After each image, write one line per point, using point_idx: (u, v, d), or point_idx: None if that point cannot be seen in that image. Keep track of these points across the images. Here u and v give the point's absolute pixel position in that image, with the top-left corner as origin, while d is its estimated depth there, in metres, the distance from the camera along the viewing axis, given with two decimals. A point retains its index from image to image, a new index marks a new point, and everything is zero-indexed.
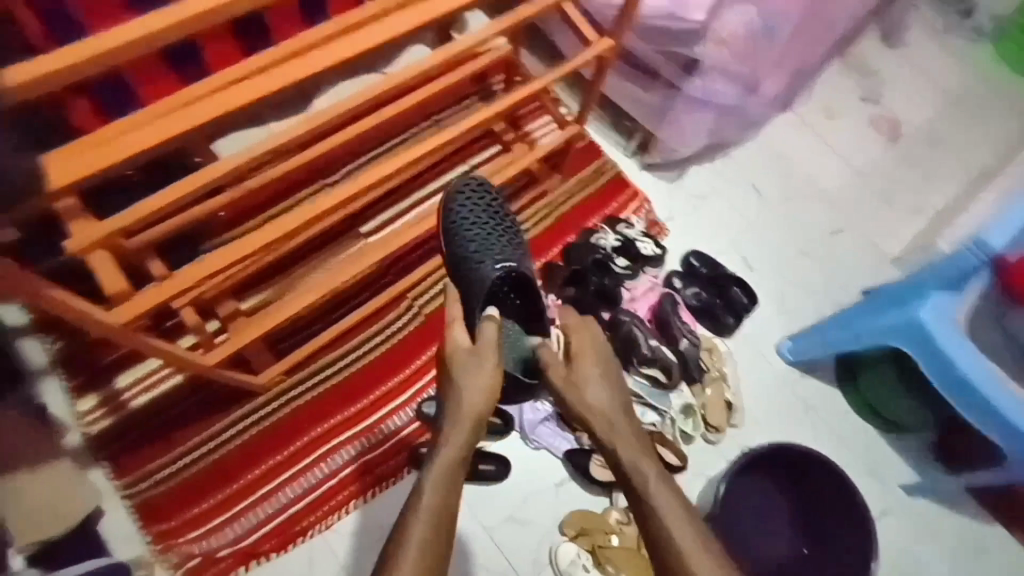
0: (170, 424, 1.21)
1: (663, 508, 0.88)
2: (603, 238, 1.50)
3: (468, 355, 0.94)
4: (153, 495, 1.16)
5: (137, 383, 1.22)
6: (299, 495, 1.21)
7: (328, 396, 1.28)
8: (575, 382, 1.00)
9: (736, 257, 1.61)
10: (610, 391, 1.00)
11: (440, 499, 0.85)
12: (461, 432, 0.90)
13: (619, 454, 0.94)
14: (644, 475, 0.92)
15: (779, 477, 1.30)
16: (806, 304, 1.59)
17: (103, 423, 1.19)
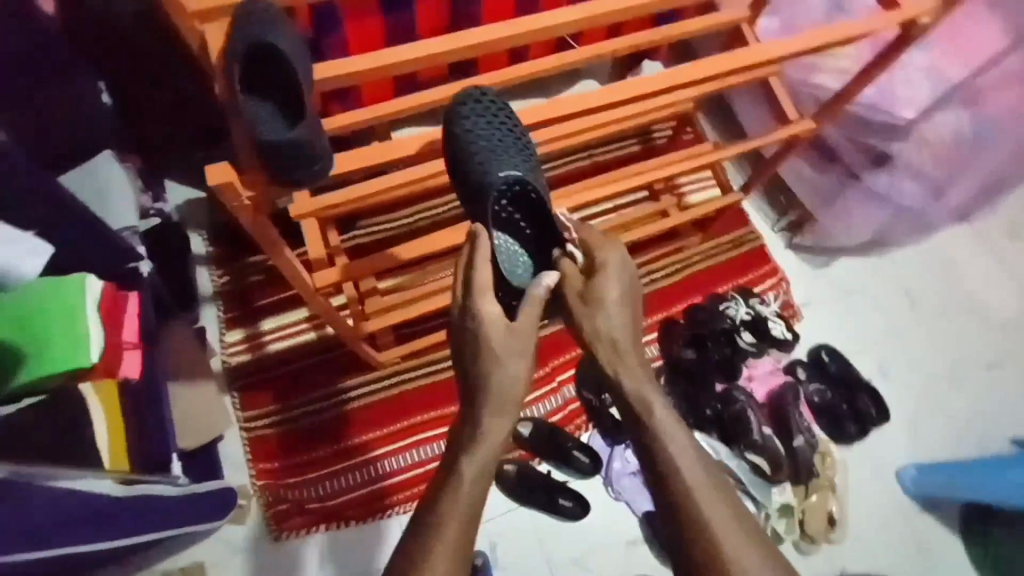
0: (294, 374, 1.32)
1: (689, 473, 0.76)
2: (733, 309, 1.44)
3: (477, 316, 0.77)
4: (268, 434, 1.27)
5: (277, 330, 1.33)
6: (388, 473, 1.28)
7: (434, 389, 1.34)
8: (592, 304, 0.81)
9: (871, 364, 1.50)
10: (631, 319, 0.82)
11: (464, 526, 0.72)
12: (486, 436, 0.76)
13: (639, 402, 0.79)
14: (668, 428, 0.78)
15: None
16: (941, 435, 1.45)
17: (242, 357, 1.31)
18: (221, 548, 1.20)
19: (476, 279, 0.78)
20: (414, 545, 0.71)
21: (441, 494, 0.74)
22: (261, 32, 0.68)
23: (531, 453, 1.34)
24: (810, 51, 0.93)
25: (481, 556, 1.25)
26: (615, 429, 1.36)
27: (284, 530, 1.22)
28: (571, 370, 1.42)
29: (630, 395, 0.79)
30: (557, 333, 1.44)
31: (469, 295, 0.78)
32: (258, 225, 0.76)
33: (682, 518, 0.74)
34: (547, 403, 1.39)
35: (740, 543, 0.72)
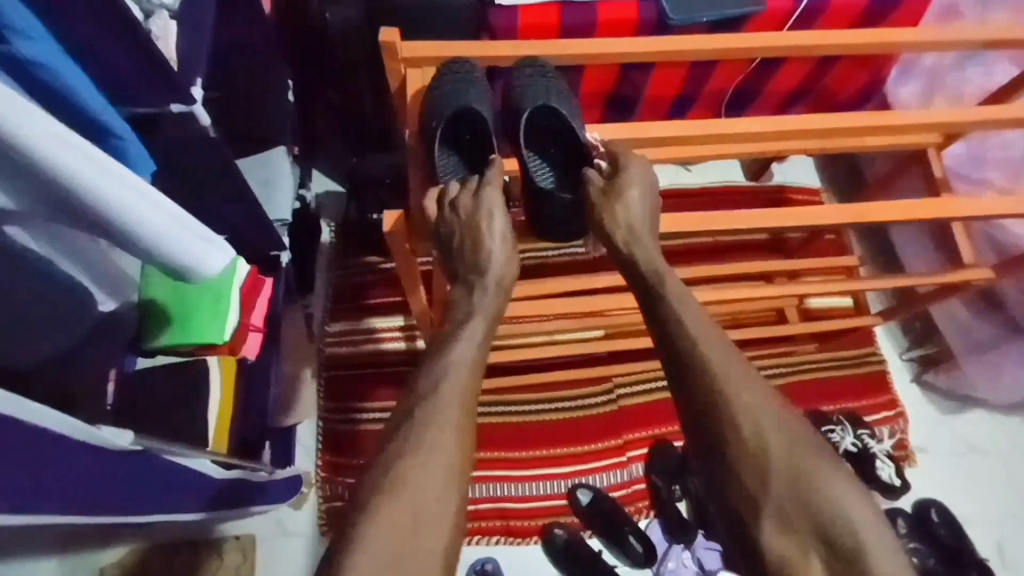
0: (377, 376, 1.36)
1: (696, 330, 0.71)
2: (838, 434, 1.32)
3: (488, 205, 0.77)
4: (341, 428, 1.32)
5: (373, 331, 1.38)
6: None
7: (505, 430, 1.34)
8: (609, 199, 0.79)
9: (988, 539, 1.31)
10: (643, 196, 0.79)
11: (451, 410, 0.66)
12: (486, 313, 0.74)
13: (651, 272, 0.75)
14: (678, 297, 0.73)
15: None
16: None
17: (336, 349, 1.37)
18: (273, 526, 1.26)
19: (488, 181, 0.79)
20: (398, 414, 0.67)
21: (425, 367, 0.69)
22: (452, 94, 0.81)
23: (585, 524, 1.29)
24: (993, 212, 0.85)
25: (491, 560, 1.25)
26: (679, 528, 1.28)
27: (331, 527, 1.26)
28: (645, 448, 1.36)
29: (643, 267, 0.76)
30: (638, 406, 1.39)
31: (485, 191, 0.78)
32: (408, 262, 0.88)
33: (689, 379, 0.70)
34: (611, 475, 1.33)
35: (745, 394, 0.68)
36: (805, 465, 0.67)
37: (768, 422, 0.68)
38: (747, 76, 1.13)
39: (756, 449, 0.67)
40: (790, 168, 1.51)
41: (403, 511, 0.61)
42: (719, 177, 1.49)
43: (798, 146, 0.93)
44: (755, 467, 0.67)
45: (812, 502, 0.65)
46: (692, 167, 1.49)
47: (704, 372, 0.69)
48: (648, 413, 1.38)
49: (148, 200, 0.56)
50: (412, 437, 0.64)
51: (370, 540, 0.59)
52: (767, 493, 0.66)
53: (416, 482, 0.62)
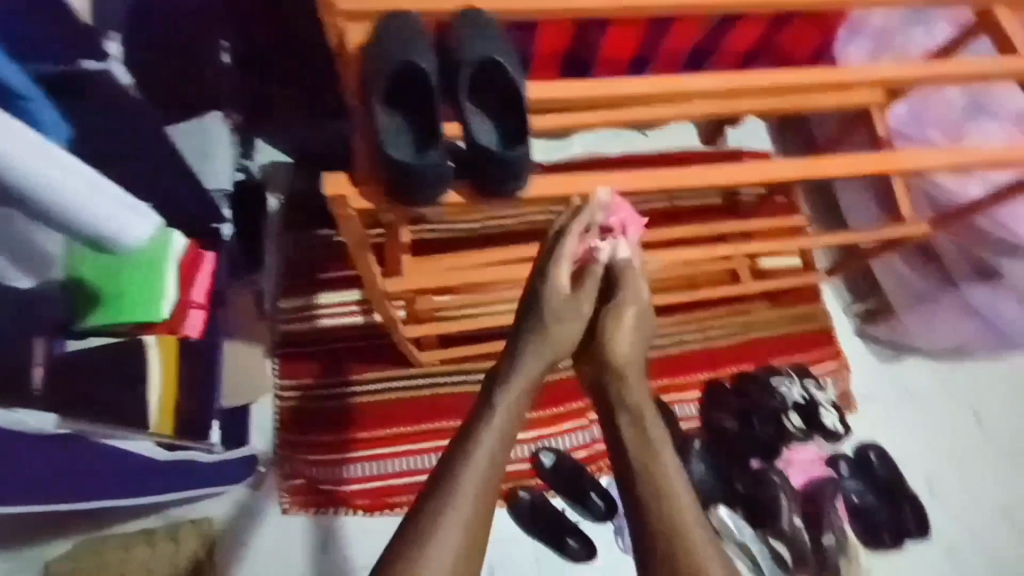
0: (336, 352, 1.34)
1: (660, 456, 0.78)
2: (785, 388, 1.37)
3: (553, 290, 0.88)
4: (298, 406, 1.31)
5: (331, 306, 1.35)
6: (405, 471, 1.28)
7: (467, 397, 1.34)
8: (607, 320, 0.89)
9: (919, 476, 1.41)
10: (636, 319, 0.89)
11: (474, 493, 0.71)
12: (519, 399, 0.81)
13: (628, 401, 0.84)
14: (636, 407, 0.83)
15: None
16: (976, 565, 1.36)
17: (292, 325, 1.34)
18: (233, 507, 1.24)
19: (561, 255, 0.88)
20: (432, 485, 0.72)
21: (450, 461, 0.74)
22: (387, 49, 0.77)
23: (547, 484, 1.31)
24: (937, 156, 0.87)
25: None
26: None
27: (296, 505, 1.25)
28: None
29: (614, 386, 0.86)
30: None
31: (561, 266, 0.88)
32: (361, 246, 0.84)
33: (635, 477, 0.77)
34: (574, 436, 1.36)
35: (685, 515, 0.73)
36: None
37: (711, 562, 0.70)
38: (701, 34, 1.12)
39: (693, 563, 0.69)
40: (743, 131, 1.53)
41: None
42: (675, 142, 1.50)
43: (752, 103, 0.93)
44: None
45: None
46: (648, 132, 1.49)
47: (659, 490, 0.75)
48: None
49: (47, 157, 0.50)
50: (439, 533, 0.68)
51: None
52: None
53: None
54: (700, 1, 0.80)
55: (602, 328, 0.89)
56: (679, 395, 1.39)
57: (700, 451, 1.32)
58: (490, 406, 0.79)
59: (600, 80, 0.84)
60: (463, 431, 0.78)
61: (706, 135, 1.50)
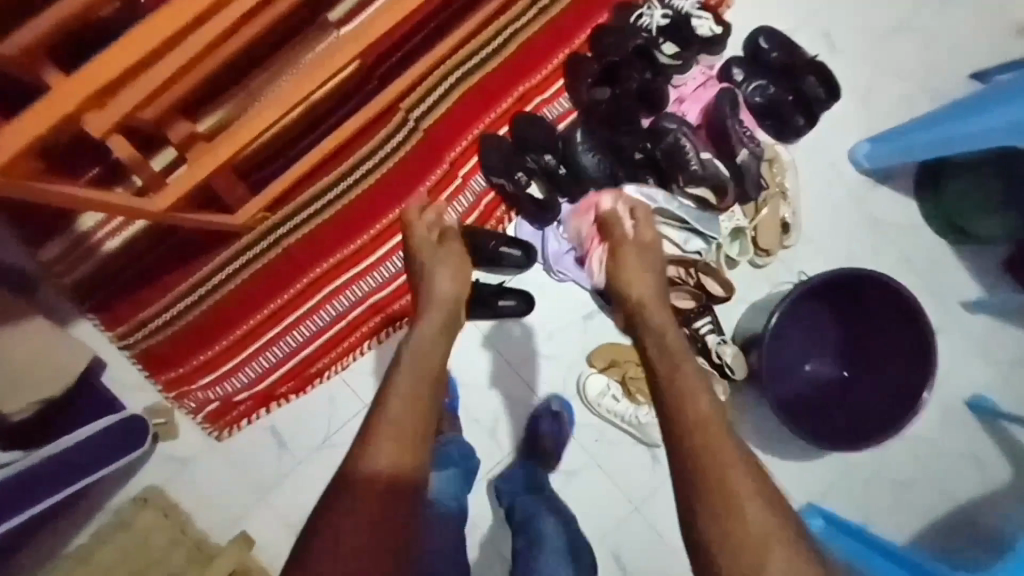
0: (152, 269, 1.13)
1: (646, 299, 0.89)
2: (647, 17, 1.15)
3: (620, 241, 0.96)
4: (152, 345, 1.13)
5: (103, 225, 1.11)
6: (309, 337, 1.15)
7: (323, 232, 1.15)
8: (623, 251, 0.94)
9: (816, 36, 1.25)
10: (641, 280, 0.90)
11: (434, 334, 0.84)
12: (444, 302, 0.89)
13: (637, 300, 0.89)
14: (638, 265, 0.93)
15: (835, 307, 1.13)
16: (893, 96, 1.26)
17: (78, 269, 1.12)
18: (165, 465, 1.13)
19: (641, 215, 0.98)
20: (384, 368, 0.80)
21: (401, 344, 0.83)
22: None
23: None
24: None
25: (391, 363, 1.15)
26: (539, 209, 1.16)
27: (223, 428, 1.13)
28: (474, 159, 1.19)
29: (625, 275, 0.92)
30: (439, 122, 1.18)
31: (636, 209, 0.99)
32: None
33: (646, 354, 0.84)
34: (455, 206, 1.18)
35: (700, 404, 0.73)
36: (738, 484, 0.68)
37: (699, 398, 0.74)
38: None
39: (697, 433, 0.71)
40: None
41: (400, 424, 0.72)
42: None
43: None
44: (675, 398, 0.75)
45: (719, 449, 0.70)
46: None
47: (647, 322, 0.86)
48: (455, 120, 1.19)
49: None
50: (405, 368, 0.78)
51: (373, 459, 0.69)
52: (697, 473, 0.69)
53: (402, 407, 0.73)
54: None
55: (622, 266, 0.93)
56: (542, 97, 1.20)
57: (586, 141, 1.13)
58: (427, 310, 0.87)
59: None
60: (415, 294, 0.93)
61: None
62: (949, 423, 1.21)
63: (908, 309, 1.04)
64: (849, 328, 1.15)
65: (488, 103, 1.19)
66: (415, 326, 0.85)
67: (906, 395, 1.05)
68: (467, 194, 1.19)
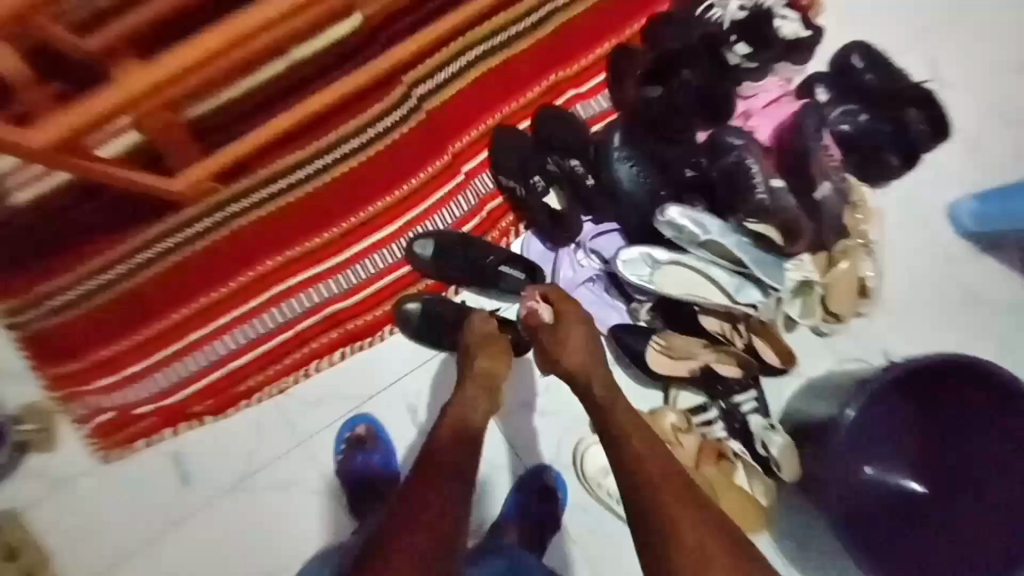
0: (64, 233, 0.90)
1: (596, 377, 0.71)
2: (719, 8, 0.93)
3: (552, 338, 0.74)
4: (45, 328, 0.88)
5: (15, 172, 0.90)
6: (242, 346, 0.90)
7: (283, 217, 0.92)
8: (556, 341, 0.73)
9: (920, 63, 1.02)
10: (587, 365, 0.72)
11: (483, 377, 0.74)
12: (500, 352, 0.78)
13: (585, 374, 0.71)
14: (573, 344, 0.73)
15: (923, 397, 0.82)
16: (1012, 146, 1.02)
17: None
18: (33, 484, 0.87)
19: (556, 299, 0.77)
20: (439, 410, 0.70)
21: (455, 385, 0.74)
22: None
23: (444, 280, 0.94)
24: None
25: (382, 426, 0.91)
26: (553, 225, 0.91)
27: (113, 447, 0.87)
28: (484, 153, 0.96)
29: (564, 361, 0.73)
30: (447, 103, 0.95)
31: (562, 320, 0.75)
32: None
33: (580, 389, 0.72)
34: (452, 208, 0.95)
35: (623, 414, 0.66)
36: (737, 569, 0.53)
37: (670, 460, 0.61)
38: None
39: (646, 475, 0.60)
40: None
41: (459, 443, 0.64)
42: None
43: None
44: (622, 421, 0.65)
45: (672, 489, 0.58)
46: None
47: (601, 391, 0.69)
48: (468, 104, 0.96)
49: None
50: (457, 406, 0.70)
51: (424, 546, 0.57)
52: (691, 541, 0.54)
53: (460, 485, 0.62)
54: None
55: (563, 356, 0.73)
56: (577, 91, 0.98)
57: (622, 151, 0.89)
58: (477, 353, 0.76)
59: None
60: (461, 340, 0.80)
61: None
62: None
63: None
64: (937, 427, 0.83)
65: (510, 89, 0.97)
66: (480, 356, 0.76)
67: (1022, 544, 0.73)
68: (469, 195, 0.96)
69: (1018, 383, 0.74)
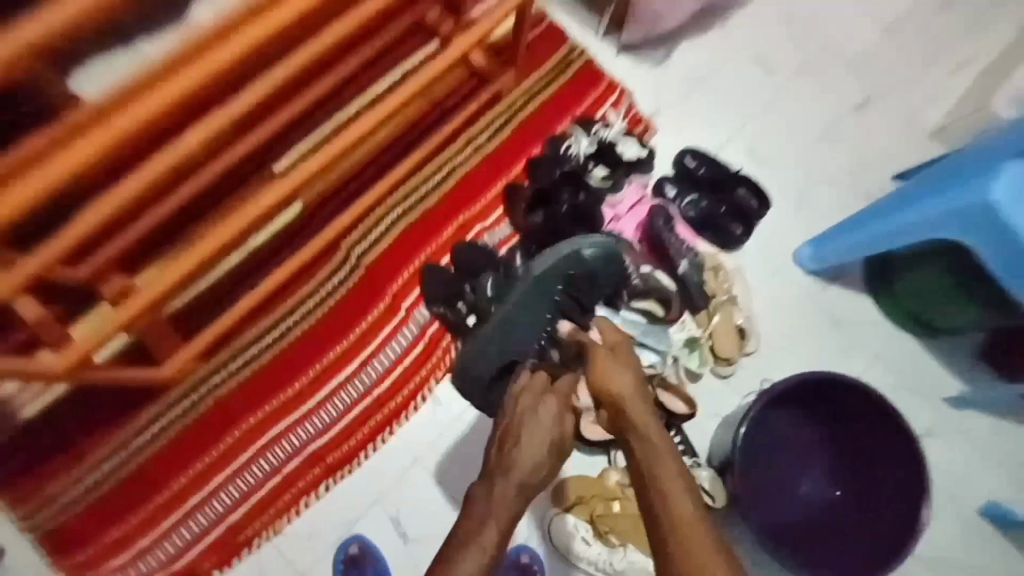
0: (69, 432, 1.03)
1: (636, 410, 0.78)
2: (574, 146, 1.20)
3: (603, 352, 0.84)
4: (60, 524, 0.99)
5: (20, 392, 1.02)
6: (237, 500, 1.04)
7: (255, 379, 1.09)
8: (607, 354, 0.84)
9: (740, 151, 1.31)
10: (620, 380, 0.80)
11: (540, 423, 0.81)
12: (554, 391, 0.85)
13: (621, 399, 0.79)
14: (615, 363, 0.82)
15: (822, 423, 1.05)
16: (829, 200, 1.30)
17: None
18: None
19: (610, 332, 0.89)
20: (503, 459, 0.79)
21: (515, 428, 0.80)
22: None
23: (409, 399, 1.11)
24: None
25: (357, 541, 1.04)
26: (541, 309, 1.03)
27: None
28: (417, 289, 1.16)
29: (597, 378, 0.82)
30: (382, 256, 1.17)
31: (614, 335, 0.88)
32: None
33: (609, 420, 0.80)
34: (398, 340, 1.14)
35: (659, 446, 0.74)
36: None
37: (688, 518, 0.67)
38: None
39: (661, 497, 0.69)
40: None
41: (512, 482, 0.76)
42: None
43: None
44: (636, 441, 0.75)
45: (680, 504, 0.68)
46: None
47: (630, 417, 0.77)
48: (397, 253, 1.18)
49: None
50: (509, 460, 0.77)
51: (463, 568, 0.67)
52: None
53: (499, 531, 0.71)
54: None
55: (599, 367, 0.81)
56: (482, 224, 1.22)
57: (613, 250, 1.04)
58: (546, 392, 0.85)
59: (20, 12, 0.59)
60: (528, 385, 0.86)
61: None
62: (968, 539, 1.11)
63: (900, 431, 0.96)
64: (837, 448, 1.06)
65: (430, 232, 1.20)
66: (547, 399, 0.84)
67: (912, 502, 0.94)
68: (411, 326, 1.15)
69: (872, 392, 0.96)
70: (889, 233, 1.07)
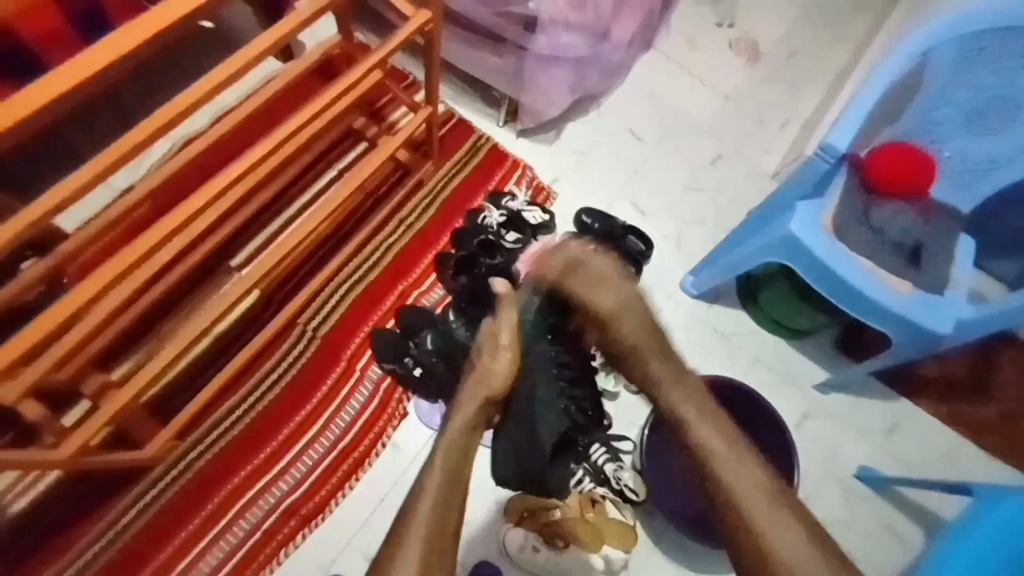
0: (64, 517, 1.15)
1: (675, 403, 0.89)
2: (489, 216, 1.46)
3: (638, 358, 0.94)
4: None
5: (16, 486, 1.15)
6: (222, 560, 1.17)
7: (230, 448, 1.23)
8: (635, 354, 0.94)
9: (626, 206, 1.61)
10: (659, 376, 0.92)
11: (495, 385, 0.94)
12: (512, 356, 0.96)
13: (666, 400, 0.90)
14: (654, 367, 0.92)
15: None
16: (702, 237, 1.60)
17: None
18: None
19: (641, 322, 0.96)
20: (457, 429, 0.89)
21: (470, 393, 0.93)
22: None
23: (368, 451, 1.27)
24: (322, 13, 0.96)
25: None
26: (533, 333, 1.05)
27: None
28: (369, 351, 1.35)
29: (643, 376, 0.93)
30: (335, 327, 1.36)
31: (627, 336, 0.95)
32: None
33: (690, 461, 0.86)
34: (357, 397, 1.31)
35: (703, 431, 0.86)
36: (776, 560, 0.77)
37: (741, 488, 0.81)
38: None
39: (716, 476, 0.83)
40: (306, 43, 1.58)
41: (442, 472, 0.84)
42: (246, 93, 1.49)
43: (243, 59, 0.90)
44: (684, 423, 0.88)
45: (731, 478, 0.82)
46: (228, 90, 1.51)
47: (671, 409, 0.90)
48: (348, 321, 1.37)
49: None
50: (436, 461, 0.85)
51: (403, 566, 0.76)
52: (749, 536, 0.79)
53: (434, 509, 0.81)
54: (110, 49, 0.75)
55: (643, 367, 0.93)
56: (419, 289, 1.43)
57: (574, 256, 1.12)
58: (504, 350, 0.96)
59: (51, 191, 0.81)
60: (492, 347, 0.96)
61: (273, 71, 1.52)
62: (846, 499, 1.37)
63: (766, 415, 1.28)
64: None
65: (375, 301, 1.40)
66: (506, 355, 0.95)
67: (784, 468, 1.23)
68: (366, 384, 1.32)
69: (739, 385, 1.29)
70: (742, 261, 1.33)
